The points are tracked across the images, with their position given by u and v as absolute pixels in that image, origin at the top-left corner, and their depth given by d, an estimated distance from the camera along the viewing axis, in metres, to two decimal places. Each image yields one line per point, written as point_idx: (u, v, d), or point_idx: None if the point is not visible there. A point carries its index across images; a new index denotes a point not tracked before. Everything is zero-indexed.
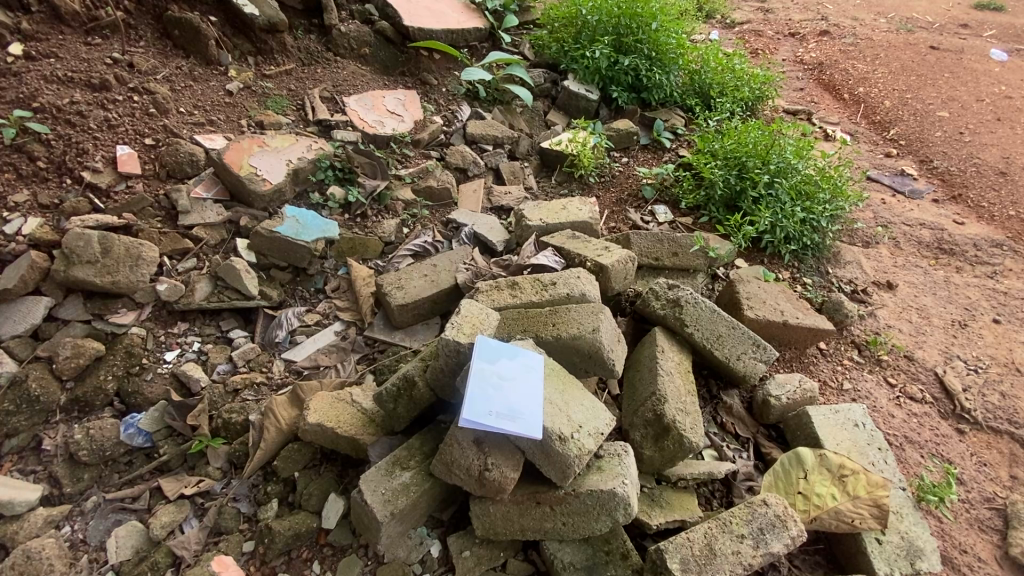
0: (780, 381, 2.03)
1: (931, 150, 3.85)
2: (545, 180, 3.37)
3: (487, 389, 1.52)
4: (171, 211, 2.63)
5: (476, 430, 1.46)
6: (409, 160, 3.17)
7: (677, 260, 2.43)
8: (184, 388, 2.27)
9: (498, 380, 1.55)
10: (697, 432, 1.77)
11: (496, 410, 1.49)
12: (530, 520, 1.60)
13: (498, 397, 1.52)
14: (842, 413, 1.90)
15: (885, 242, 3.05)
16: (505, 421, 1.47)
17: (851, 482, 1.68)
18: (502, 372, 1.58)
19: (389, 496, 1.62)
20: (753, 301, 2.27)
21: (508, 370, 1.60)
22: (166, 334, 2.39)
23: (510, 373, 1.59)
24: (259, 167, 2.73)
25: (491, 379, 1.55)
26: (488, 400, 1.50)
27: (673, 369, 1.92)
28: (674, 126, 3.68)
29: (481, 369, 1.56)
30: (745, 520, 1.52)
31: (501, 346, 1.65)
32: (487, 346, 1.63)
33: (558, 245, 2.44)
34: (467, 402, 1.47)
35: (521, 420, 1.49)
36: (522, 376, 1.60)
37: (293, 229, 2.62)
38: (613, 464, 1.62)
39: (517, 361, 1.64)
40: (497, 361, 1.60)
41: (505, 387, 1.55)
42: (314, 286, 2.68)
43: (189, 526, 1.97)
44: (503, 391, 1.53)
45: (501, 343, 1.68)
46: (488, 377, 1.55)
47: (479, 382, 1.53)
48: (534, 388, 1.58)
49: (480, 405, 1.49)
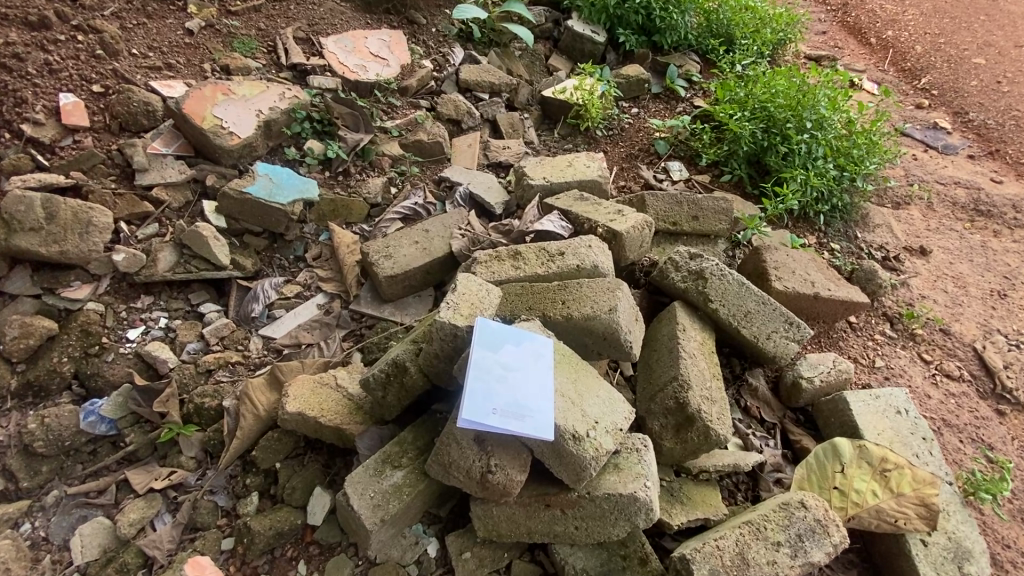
0: (812, 362, 1.83)
1: (966, 101, 3.54)
2: (547, 134, 3.07)
3: (490, 382, 1.31)
4: (126, 168, 2.32)
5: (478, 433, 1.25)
6: (395, 111, 2.85)
7: (697, 225, 2.18)
8: (150, 370, 2.04)
9: (503, 372, 1.34)
10: (725, 424, 1.58)
11: (501, 407, 1.28)
12: (538, 524, 1.43)
13: (503, 393, 1.30)
14: (884, 399, 1.70)
15: (917, 203, 2.81)
16: (512, 420, 1.27)
17: (894, 478, 1.52)
18: (507, 361, 1.36)
19: (379, 501, 1.43)
20: (781, 271, 2.04)
21: (513, 359, 1.38)
22: (128, 310, 2.14)
23: (517, 363, 1.38)
24: (224, 118, 2.40)
25: (494, 370, 1.33)
26: (491, 395, 1.29)
27: (696, 351, 1.72)
28: (689, 72, 3.33)
29: (482, 358, 1.35)
30: (782, 526, 1.35)
31: (504, 331, 1.42)
32: (489, 329, 1.40)
33: (564, 208, 2.18)
34: (468, 398, 1.26)
35: (531, 418, 1.29)
36: (531, 366, 1.39)
37: (266, 190, 2.34)
38: (632, 461, 1.43)
39: (524, 346, 1.42)
40: (500, 347, 1.38)
41: (512, 379, 1.33)
42: (294, 253, 2.42)
43: (161, 523, 1.79)
44: (510, 385, 1.32)
45: (504, 324, 1.45)
46: (491, 367, 1.34)
47: (481, 373, 1.31)
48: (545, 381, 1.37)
49: (482, 401, 1.28)
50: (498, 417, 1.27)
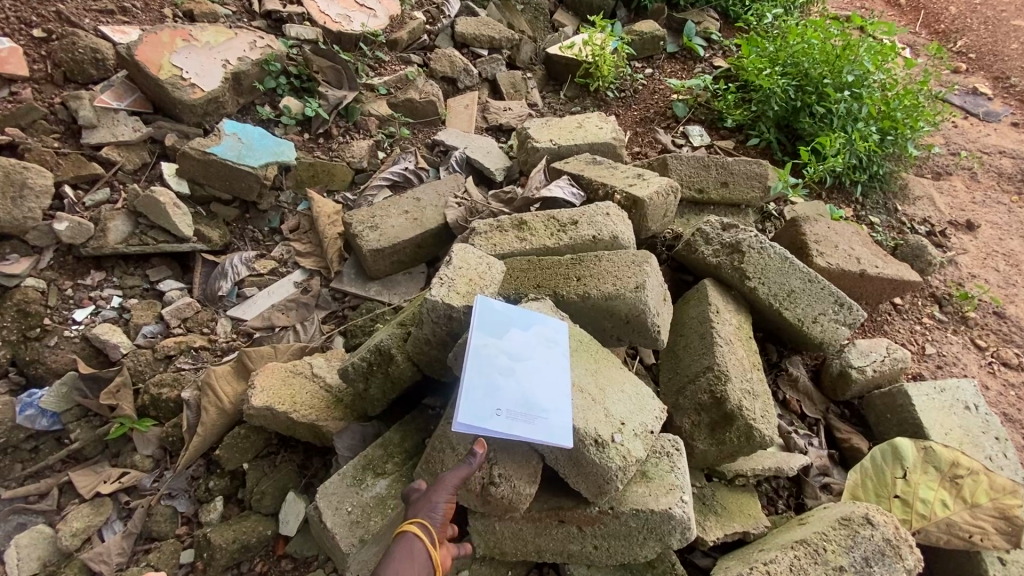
0: (863, 349, 1.59)
1: (1006, 65, 3.26)
2: (552, 96, 2.77)
3: (493, 375, 1.06)
4: (72, 125, 2.02)
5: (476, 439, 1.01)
6: (383, 67, 2.54)
7: (726, 193, 1.91)
8: (99, 356, 1.78)
9: (507, 363, 1.09)
10: (769, 423, 1.34)
11: (506, 407, 1.04)
12: (550, 543, 1.19)
13: (508, 390, 1.06)
14: (949, 392, 1.47)
15: (960, 174, 2.55)
16: (519, 423, 1.03)
17: (967, 486, 1.30)
18: (512, 350, 1.11)
19: (358, 517, 1.19)
20: (823, 245, 1.79)
21: (520, 347, 1.13)
22: (74, 287, 1.87)
23: (525, 352, 1.13)
24: (185, 68, 2.09)
25: (496, 361, 1.08)
26: (494, 392, 1.04)
27: (732, 337, 1.47)
28: (708, 30, 3.02)
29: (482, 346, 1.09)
30: (845, 548, 1.11)
31: (509, 313, 1.17)
32: (492, 310, 1.14)
33: (575, 173, 1.91)
34: (466, 395, 1.01)
35: (542, 420, 1.05)
36: (541, 356, 1.14)
37: (234, 151, 2.05)
38: (663, 469, 1.19)
39: (533, 332, 1.17)
40: (504, 332, 1.13)
41: (518, 373, 1.09)
42: (268, 224, 2.15)
43: (110, 532, 1.55)
44: (516, 380, 1.08)
45: (508, 304, 1.20)
46: (494, 357, 1.09)
47: (480, 365, 1.06)
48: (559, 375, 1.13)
49: (482, 399, 1.03)
50: (502, 420, 1.02)
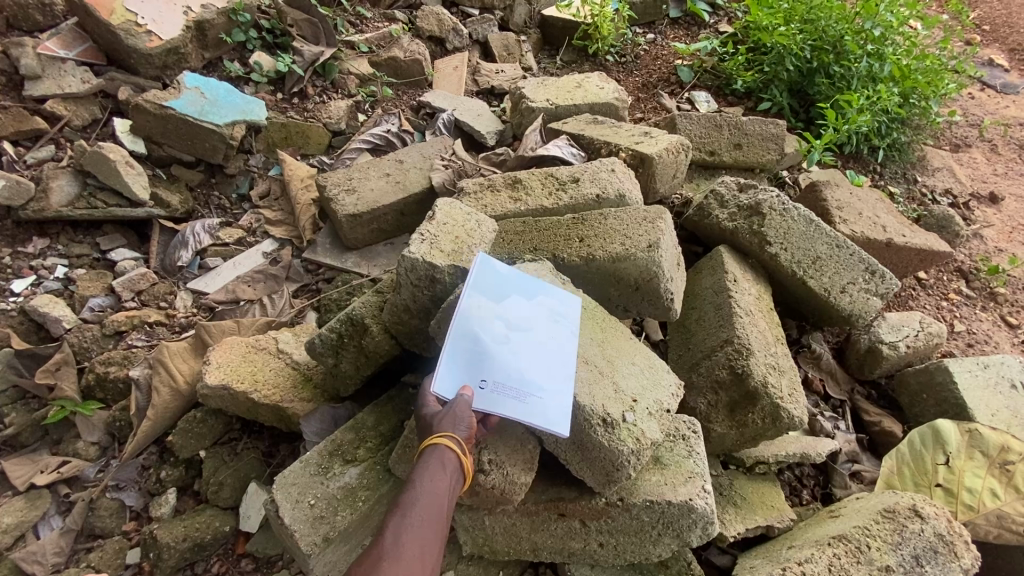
0: (893, 323, 1.43)
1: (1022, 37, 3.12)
2: (548, 61, 2.58)
3: (482, 344, 0.90)
4: (14, 75, 1.80)
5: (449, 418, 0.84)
6: (365, 23, 2.34)
7: (740, 156, 1.75)
8: (39, 332, 1.58)
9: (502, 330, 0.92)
10: (797, 403, 1.18)
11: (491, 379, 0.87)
12: (547, 540, 1.02)
13: (498, 361, 0.89)
14: (993, 369, 1.32)
15: (979, 146, 2.41)
16: (508, 402, 0.86)
17: (1019, 472, 1.14)
18: (509, 317, 0.94)
19: (322, 512, 1.02)
20: (846, 212, 1.63)
21: (521, 316, 0.95)
22: (13, 256, 1.66)
23: (526, 322, 0.95)
24: (141, 14, 1.88)
25: (487, 326, 0.91)
26: (478, 361, 0.88)
27: (752, 308, 1.31)
28: None
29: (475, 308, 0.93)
30: (892, 545, 0.96)
31: (513, 276, 1.00)
32: (492, 270, 0.98)
33: (575, 132, 1.73)
34: (444, 364, 0.86)
35: (535, 400, 0.88)
36: (546, 328, 0.96)
37: (195, 106, 1.84)
38: (681, 455, 1.03)
39: (538, 299, 0.99)
40: (502, 296, 0.96)
41: (514, 344, 0.92)
42: (236, 191, 1.95)
43: (47, 529, 1.36)
44: (510, 352, 0.91)
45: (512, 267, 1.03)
46: (488, 323, 0.92)
47: (467, 327, 0.90)
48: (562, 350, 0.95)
49: (463, 368, 0.87)
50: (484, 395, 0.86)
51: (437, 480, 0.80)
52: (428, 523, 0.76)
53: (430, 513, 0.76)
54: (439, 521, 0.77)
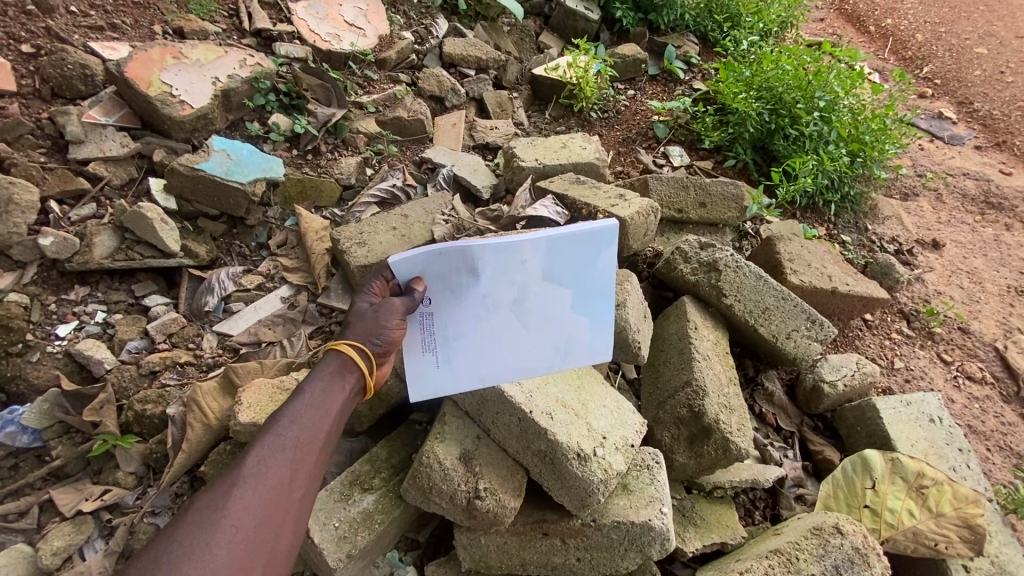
0: (834, 363, 1.66)
1: (970, 90, 3.43)
2: (537, 115, 2.83)
3: (475, 290, 1.16)
4: (59, 140, 2.03)
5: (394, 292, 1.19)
6: (372, 85, 2.58)
7: (704, 213, 1.99)
8: (82, 372, 1.77)
9: (500, 302, 1.17)
10: (745, 436, 1.39)
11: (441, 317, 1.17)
12: (534, 555, 1.21)
13: (461, 311, 1.18)
14: (914, 406, 1.55)
15: (927, 195, 2.66)
16: (425, 339, 1.18)
17: (932, 495, 1.35)
18: (518, 301, 1.17)
19: (345, 532, 1.21)
20: (796, 264, 1.86)
21: (526, 313, 1.18)
22: (58, 303, 1.86)
23: (523, 318, 1.18)
24: (175, 85, 2.11)
25: (498, 283, 1.16)
26: (457, 294, 1.16)
27: (710, 352, 1.52)
28: (688, 54, 3.13)
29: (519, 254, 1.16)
30: (817, 556, 1.16)
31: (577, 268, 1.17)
32: (563, 272, 1.17)
33: (559, 193, 1.96)
34: (441, 264, 1.14)
35: (433, 357, 1.18)
36: (527, 340, 1.19)
37: (222, 167, 2.06)
38: (644, 482, 1.23)
39: (559, 315, 1.19)
40: (542, 283, 1.16)
41: (489, 318, 1.18)
42: (256, 240, 2.16)
43: (92, 551, 1.53)
44: (476, 315, 1.17)
45: (589, 281, 1.18)
46: (501, 289, 1.16)
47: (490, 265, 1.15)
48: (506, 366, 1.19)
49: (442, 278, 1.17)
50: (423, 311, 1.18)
51: (330, 383, 1.10)
52: (311, 415, 1.07)
53: (314, 410, 1.07)
54: (322, 414, 1.07)
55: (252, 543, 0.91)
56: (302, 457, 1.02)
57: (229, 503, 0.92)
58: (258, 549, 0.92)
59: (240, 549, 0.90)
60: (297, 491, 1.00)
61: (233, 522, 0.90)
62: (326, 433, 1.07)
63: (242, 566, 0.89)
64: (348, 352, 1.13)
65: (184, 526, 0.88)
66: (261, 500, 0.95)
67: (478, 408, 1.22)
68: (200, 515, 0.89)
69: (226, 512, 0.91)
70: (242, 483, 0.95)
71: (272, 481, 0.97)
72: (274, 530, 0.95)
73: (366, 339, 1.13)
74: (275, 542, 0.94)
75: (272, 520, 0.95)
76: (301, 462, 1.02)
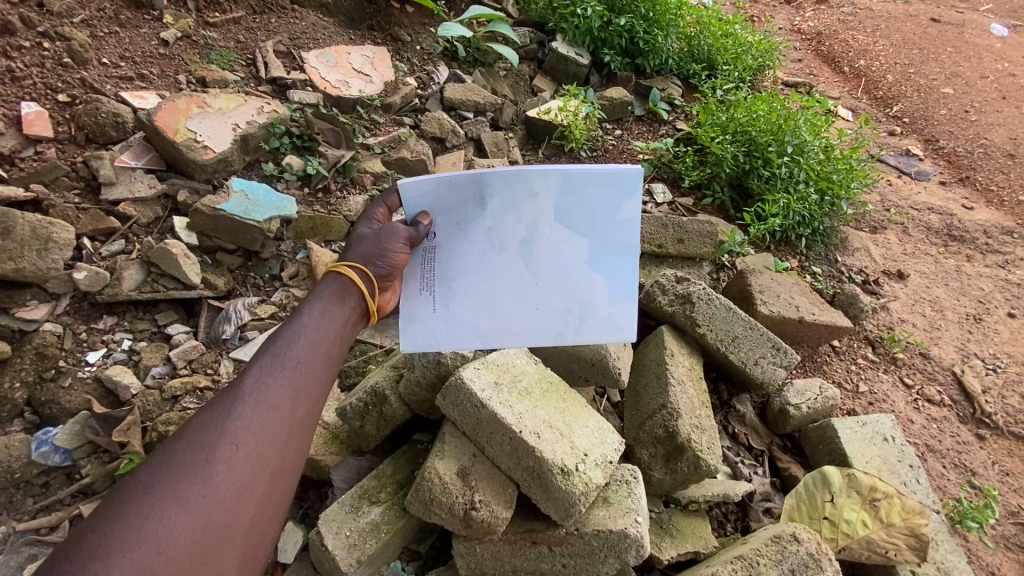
0: (799, 388, 1.83)
1: (936, 129, 3.72)
2: (531, 154, 3.04)
3: (487, 224, 1.37)
4: (92, 182, 2.19)
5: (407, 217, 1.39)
6: (378, 128, 2.77)
7: (682, 248, 2.17)
8: (110, 396, 1.92)
9: (512, 238, 1.37)
10: (715, 453, 1.54)
11: (455, 247, 1.38)
12: (524, 562, 1.36)
13: (473, 244, 1.38)
14: (870, 426, 1.74)
15: (894, 228, 2.86)
16: (439, 270, 1.38)
17: (883, 507, 1.50)
18: (525, 239, 1.37)
19: (355, 541, 1.35)
20: (766, 295, 2.04)
21: (531, 252, 1.38)
22: (88, 331, 2.01)
23: (529, 254, 1.38)
24: (199, 131, 2.29)
25: (511, 218, 1.36)
26: (470, 225, 1.37)
27: (684, 377, 1.68)
28: (671, 96, 3.36)
29: (537, 192, 1.36)
30: (774, 561, 1.31)
31: (591, 217, 1.35)
32: (570, 215, 1.36)
33: None
34: (456, 198, 1.37)
35: (446, 287, 1.37)
36: (529, 272, 1.37)
37: (241, 207, 2.24)
38: (622, 495, 1.38)
39: (563, 255, 1.37)
40: (548, 223, 1.36)
41: (498, 252, 1.38)
42: (269, 272, 2.31)
43: None
44: (486, 248, 1.38)
45: (593, 223, 1.36)
46: (511, 225, 1.36)
47: (507, 197, 1.36)
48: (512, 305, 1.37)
49: (460, 205, 1.38)
50: (437, 239, 1.38)
51: (331, 304, 1.24)
52: (314, 336, 1.18)
53: (315, 332, 1.19)
54: (323, 334, 1.19)
55: (255, 458, 1.00)
56: (294, 381, 1.11)
57: (228, 424, 1.00)
58: (264, 460, 1.01)
59: (242, 463, 0.98)
60: (302, 405, 1.10)
61: (233, 440, 0.99)
62: (320, 359, 1.17)
63: (247, 477, 0.97)
64: (345, 272, 1.28)
65: (185, 447, 0.96)
66: (259, 420, 1.03)
67: (474, 429, 1.37)
68: (199, 436, 0.98)
69: (225, 432, 0.99)
70: (238, 407, 1.03)
71: (268, 403, 1.06)
72: (272, 447, 1.03)
73: (366, 261, 1.29)
74: (274, 457, 1.02)
75: (276, 433, 1.04)
76: (293, 386, 1.10)
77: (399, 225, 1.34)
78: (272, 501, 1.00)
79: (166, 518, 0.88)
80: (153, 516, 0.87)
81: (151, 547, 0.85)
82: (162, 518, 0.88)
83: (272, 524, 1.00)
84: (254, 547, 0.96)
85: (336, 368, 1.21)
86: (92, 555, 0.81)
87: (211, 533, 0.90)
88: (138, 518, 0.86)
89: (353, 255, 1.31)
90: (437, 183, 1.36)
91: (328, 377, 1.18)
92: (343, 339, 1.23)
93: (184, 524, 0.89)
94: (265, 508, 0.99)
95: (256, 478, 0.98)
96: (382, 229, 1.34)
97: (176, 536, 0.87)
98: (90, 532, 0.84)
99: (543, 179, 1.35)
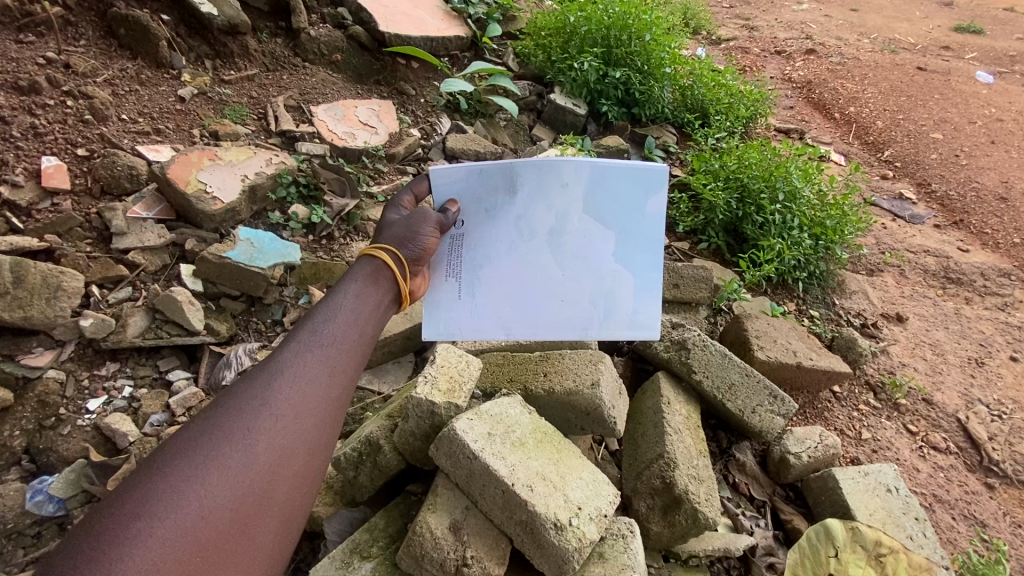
0: (799, 436, 1.82)
1: (928, 173, 3.82)
2: None
3: (518, 211, 1.49)
4: (104, 232, 2.24)
5: (437, 203, 1.49)
6: (382, 176, 2.81)
7: (678, 293, 2.19)
8: (107, 444, 1.90)
9: (542, 227, 1.49)
10: (714, 506, 1.51)
11: (484, 234, 1.49)
12: None
13: (501, 232, 1.49)
14: (873, 476, 1.73)
15: (892, 270, 2.89)
16: (468, 256, 1.49)
17: (890, 563, 1.48)
18: (553, 226, 1.49)
19: None
20: (763, 340, 2.04)
21: (561, 239, 1.50)
22: (90, 378, 2.02)
23: (557, 242, 1.50)
24: (209, 183, 2.34)
25: (542, 207, 1.48)
26: (501, 212, 1.49)
27: (681, 426, 1.67)
28: (666, 143, 3.48)
29: (566, 184, 1.48)
30: None
31: (619, 211, 1.49)
32: (599, 204, 1.49)
33: None
34: (490, 187, 1.48)
35: (477, 273, 1.49)
36: (555, 260, 1.50)
37: (246, 253, 2.26)
38: (618, 550, 1.36)
39: (589, 242, 1.50)
40: (576, 212, 1.49)
41: (528, 241, 1.49)
42: (271, 316, 2.30)
43: None
44: (515, 235, 1.49)
45: (620, 213, 1.49)
46: (541, 213, 1.49)
47: (539, 187, 1.48)
48: (538, 291, 1.49)
49: (491, 193, 1.49)
50: (467, 224, 1.49)
51: (367, 278, 1.32)
52: (349, 312, 1.24)
53: (350, 308, 1.25)
54: (358, 309, 1.26)
55: (289, 434, 1.02)
56: (326, 362, 1.15)
57: (264, 399, 1.03)
58: (302, 433, 1.04)
59: (278, 439, 1.01)
60: (336, 381, 1.15)
61: (270, 415, 1.02)
62: (354, 339, 1.23)
63: (282, 452, 1.00)
64: (377, 255, 1.35)
65: (225, 417, 0.99)
66: (294, 396, 1.07)
67: (467, 481, 1.36)
68: (238, 409, 1.00)
69: (263, 407, 1.02)
70: (275, 384, 1.06)
71: (302, 383, 1.09)
72: (304, 425, 1.05)
73: (398, 244, 1.37)
74: (307, 435, 1.05)
75: (313, 408, 1.08)
76: (324, 368, 1.14)
77: (430, 211, 1.43)
78: (304, 476, 1.03)
79: (207, 483, 0.90)
80: (195, 479, 0.89)
81: (194, 509, 0.87)
82: (200, 487, 0.89)
83: (300, 502, 1.01)
84: (285, 521, 0.98)
85: (361, 356, 1.24)
86: (138, 512, 0.83)
87: (247, 502, 0.93)
88: (179, 482, 0.88)
89: (385, 239, 1.39)
90: (472, 170, 1.48)
91: (355, 362, 1.21)
92: (376, 319, 1.30)
93: (223, 492, 0.91)
94: (297, 485, 1.01)
95: (290, 453, 1.01)
96: (412, 215, 1.42)
97: (215, 500, 0.89)
98: (134, 491, 0.86)
99: (574, 172, 1.47)
